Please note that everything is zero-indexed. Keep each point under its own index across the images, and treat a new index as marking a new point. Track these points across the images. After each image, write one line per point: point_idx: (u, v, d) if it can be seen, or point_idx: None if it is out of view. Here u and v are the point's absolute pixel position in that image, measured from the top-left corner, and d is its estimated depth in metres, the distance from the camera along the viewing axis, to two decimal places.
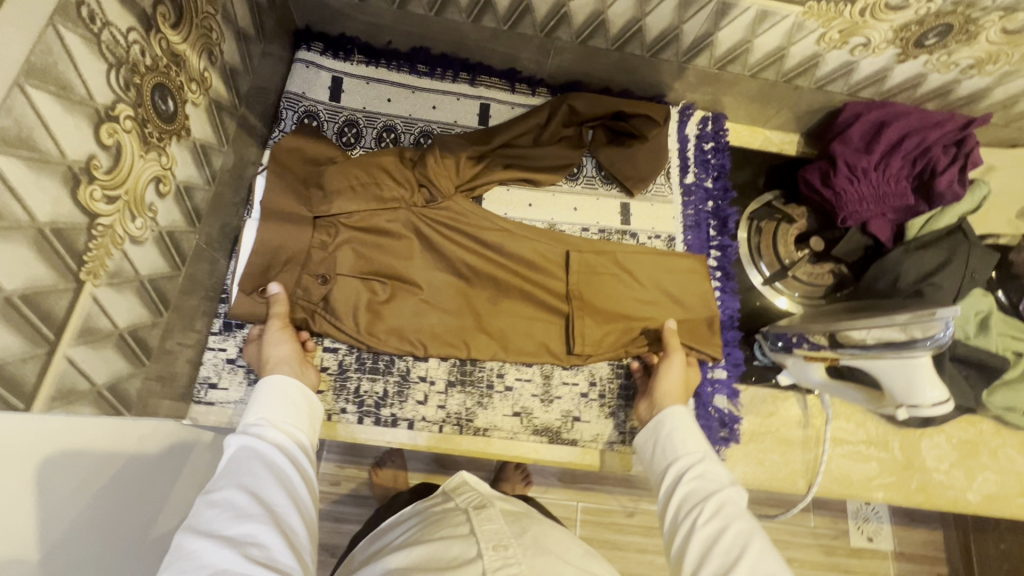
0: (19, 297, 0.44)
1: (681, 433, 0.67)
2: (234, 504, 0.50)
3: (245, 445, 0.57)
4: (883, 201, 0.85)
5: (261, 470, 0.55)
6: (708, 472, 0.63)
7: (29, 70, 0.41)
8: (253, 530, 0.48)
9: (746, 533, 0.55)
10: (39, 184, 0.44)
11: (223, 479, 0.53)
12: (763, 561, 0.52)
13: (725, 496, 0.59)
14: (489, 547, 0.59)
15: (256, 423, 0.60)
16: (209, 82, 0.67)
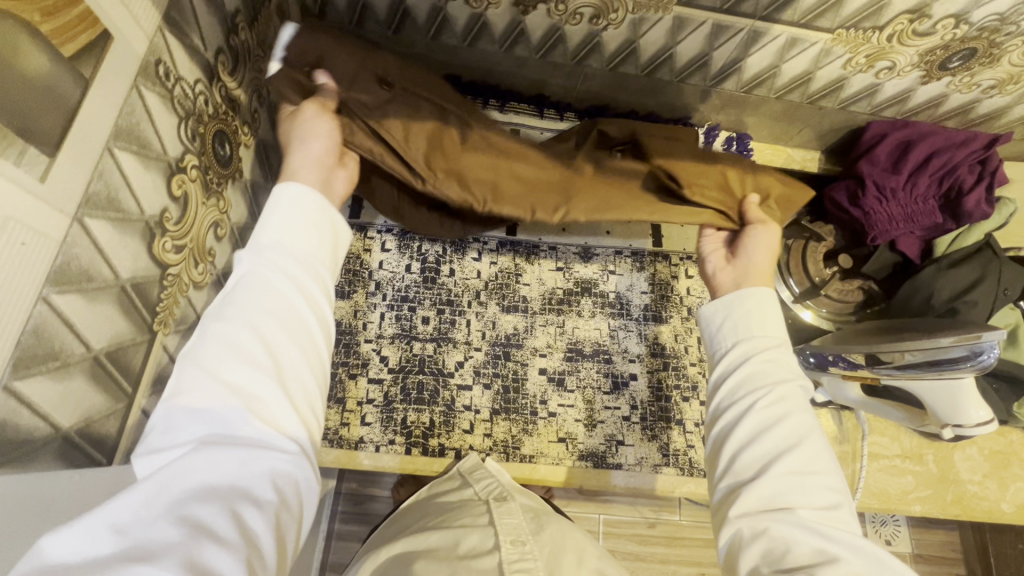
0: (105, 355, 0.44)
1: (762, 316, 0.60)
2: (237, 344, 0.42)
3: (251, 270, 0.46)
4: (911, 220, 0.87)
5: (265, 303, 0.45)
6: (778, 360, 0.58)
7: (117, 132, 0.42)
8: (264, 394, 0.42)
9: (802, 427, 0.53)
10: (123, 243, 0.44)
11: (229, 309, 0.44)
12: (806, 450, 0.51)
13: (789, 394, 0.55)
14: (507, 540, 0.55)
15: (248, 276, 0.45)
16: (257, 122, 0.68)
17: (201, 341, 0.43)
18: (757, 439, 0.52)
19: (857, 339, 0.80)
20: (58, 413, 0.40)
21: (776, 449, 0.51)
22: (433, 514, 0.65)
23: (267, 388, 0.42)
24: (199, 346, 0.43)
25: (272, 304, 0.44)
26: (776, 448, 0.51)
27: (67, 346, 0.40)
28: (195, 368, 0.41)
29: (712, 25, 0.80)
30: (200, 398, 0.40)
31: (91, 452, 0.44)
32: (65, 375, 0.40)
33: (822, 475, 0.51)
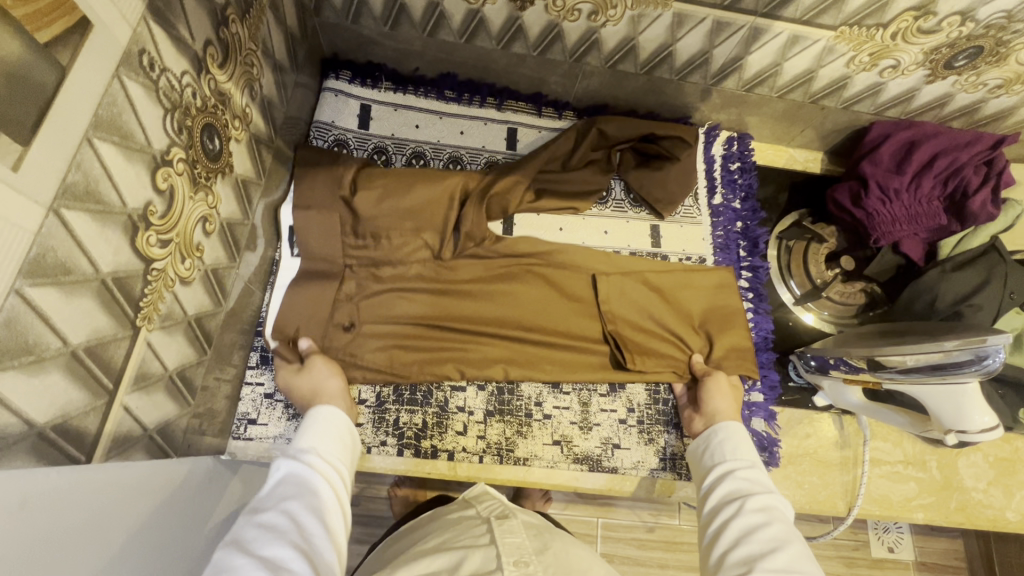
0: (84, 350, 0.43)
1: (740, 438, 0.66)
2: (271, 527, 0.47)
3: (291, 472, 0.54)
4: (916, 221, 0.85)
5: (299, 493, 0.51)
6: (757, 480, 0.60)
7: (97, 122, 0.41)
8: (291, 561, 0.44)
9: (789, 538, 0.52)
10: (103, 236, 0.43)
11: (270, 502, 0.50)
12: (800, 562, 0.49)
13: (779, 512, 0.56)
14: (510, 561, 0.53)
15: (302, 446, 0.58)
16: (249, 117, 0.67)
17: (243, 531, 0.47)
18: (747, 552, 0.51)
19: (859, 342, 0.79)
20: (33, 408, 0.39)
21: (769, 562, 0.49)
22: (435, 536, 0.63)
23: (295, 558, 0.44)
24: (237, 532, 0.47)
25: (324, 457, 0.57)
26: (763, 555, 0.50)
27: (42, 340, 0.39)
28: (228, 554, 0.44)
29: (713, 22, 0.78)
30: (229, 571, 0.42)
31: (69, 449, 0.43)
32: (40, 369, 0.39)
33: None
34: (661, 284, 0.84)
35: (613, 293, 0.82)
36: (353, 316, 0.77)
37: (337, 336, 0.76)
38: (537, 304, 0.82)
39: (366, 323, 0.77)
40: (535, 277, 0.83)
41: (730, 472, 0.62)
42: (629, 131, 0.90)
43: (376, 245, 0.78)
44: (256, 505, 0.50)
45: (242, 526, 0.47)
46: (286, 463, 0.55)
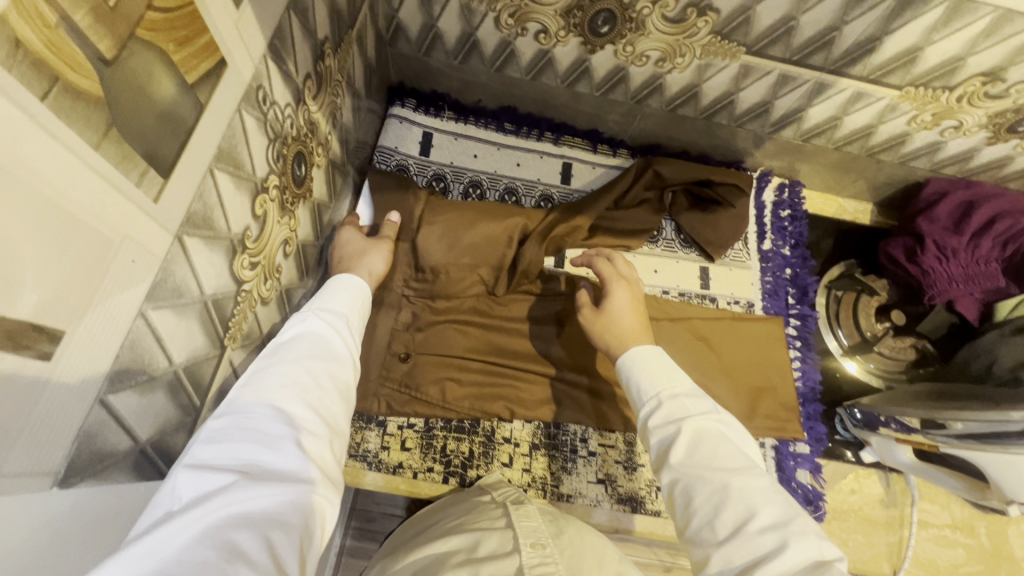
0: (183, 369, 0.44)
1: (653, 366, 0.60)
2: (291, 381, 0.44)
3: (310, 329, 0.51)
4: (973, 281, 0.84)
5: (318, 352, 0.49)
6: (674, 419, 0.54)
7: (219, 155, 0.43)
8: (306, 418, 0.43)
9: (729, 476, 0.47)
10: (210, 260, 0.45)
11: (290, 355, 0.47)
12: (747, 503, 0.45)
13: (710, 441, 0.51)
14: (527, 543, 0.53)
15: (323, 308, 0.54)
16: (329, 143, 0.70)
17: (263, 377, 0.44)
18: (697, 515, 0.47)
19: (914, 401, 0.78)
20: (139, 426, 0.40)
21: (735, 534, 0.44)
22: (455, 516, 0.64)
23: (309, 417, 0.43)
24: (257, 377, 0.44)
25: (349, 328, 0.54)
26: (713, 516, 0.46)
27: (154, 360, 0.40)
28: (242, 401, 0.42)
29: (779, 75, 0.80)
30: (245, 420, 0.40)
31: (160, 465, 0.44)
32: (149, 389, 0.40)
33: (782, 524, 0.44)
34: (709, 334, 0.85)
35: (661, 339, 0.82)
36: (408, 347, 0.79)
37: (395, 367, 0.78)
38: (586, 348, 0.82)
39: (420, 355, 0.79)
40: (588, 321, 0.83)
41: (648, 425, 0.56)
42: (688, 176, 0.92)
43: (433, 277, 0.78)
44: (275, 351, 0.47)
45: (260, 373, 0.45)
46: (313, 320, 0.52)
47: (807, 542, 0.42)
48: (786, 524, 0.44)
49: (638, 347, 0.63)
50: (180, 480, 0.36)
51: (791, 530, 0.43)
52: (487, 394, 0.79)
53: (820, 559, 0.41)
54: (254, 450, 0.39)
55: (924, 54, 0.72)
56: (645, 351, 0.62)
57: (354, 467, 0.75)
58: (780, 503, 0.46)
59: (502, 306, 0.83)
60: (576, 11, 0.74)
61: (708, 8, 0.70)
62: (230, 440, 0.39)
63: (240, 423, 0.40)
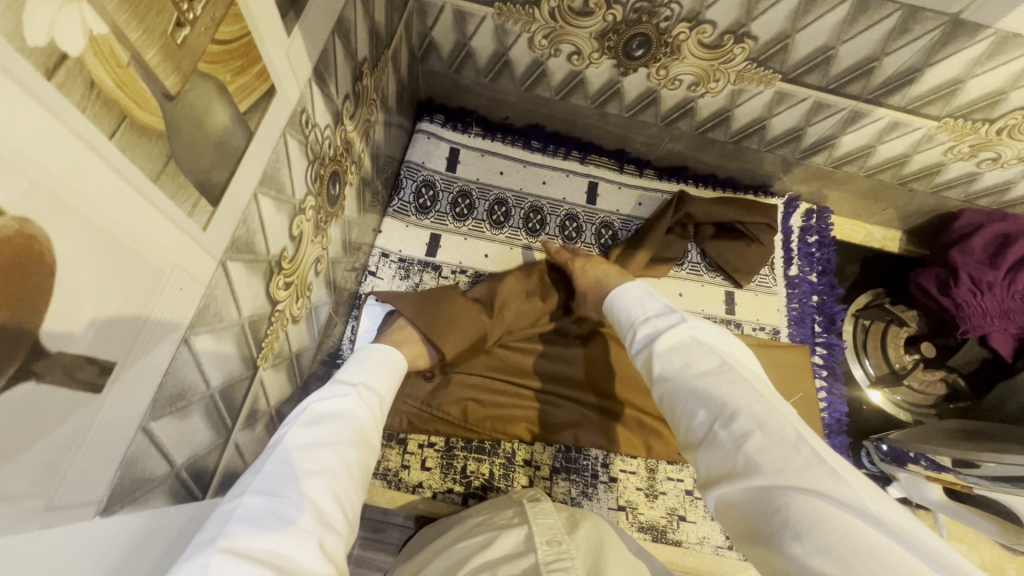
0: (218, 391, 0.44)
1: (632, 298, 0.59)
2: (326, 467, 0.43)
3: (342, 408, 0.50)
4: (1008, 316, 0.82)
5: (350, 435, 0.48)
6: (649, 337, 0.52)
7: (263, 180, 0.43)
8: (333, 513, 0.41)
9: (705, 380, 0.45)
10: (250, 283, 0.45)
11: (323, 435, 0.46)
12: (720, 397, 0.43)
13: (687, 349, 0.48)
14: (543, 540, 0.53)
15: (354, 383, 0.55)
16: (362, 161, 0.70)
17: (296, 455, 0.43)
18: (683, 421, 0.45)
19: (944, 439, 0.76)
20: (175, 451, 0.40)
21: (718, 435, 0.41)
22: (473, 517, 0.64)
23: (336, 513, 0.41)
24: (290, 454, 0.43)
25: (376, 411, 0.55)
26: (693, 418, 0.44)
27: (194, 383, 0.40)
28: (278, 479, 0.40)
29: (813, 103, 0.79)
30: (284, 502, 0.38)
31: (193, 487, 0.44)
32: (186, 414, 0.40)
33: (759, 412, 0.41)
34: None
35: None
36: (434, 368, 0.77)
37: (418, 386, 0.77)
38: (608, 372, 0.81)
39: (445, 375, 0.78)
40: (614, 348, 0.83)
41: (633, 354, 0.54)
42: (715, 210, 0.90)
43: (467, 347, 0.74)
44: (311, 428, 0.46)
45: (294, 450, 0.44)
46: (350, 397, 0.52)
47: (782, 424, 0.39)
48: (762, 409, 0.41)
49: (619, 287, 0.63)
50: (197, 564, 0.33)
51: (763, 413, 0.41)
52: (510, 416, 0.78)
53: (799, 437, 0.38)
54: (279, 538, 0.36)
55: (965, 87, 0.71)
56: (626, 287, 0.62)
57: (374, 485, 0.75)
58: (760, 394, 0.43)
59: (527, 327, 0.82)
60: (611, 34, 0.74)
61: (746, 35, 0.70)
62: (268, 520, 0.37)
63: (278, 506, 0.38)
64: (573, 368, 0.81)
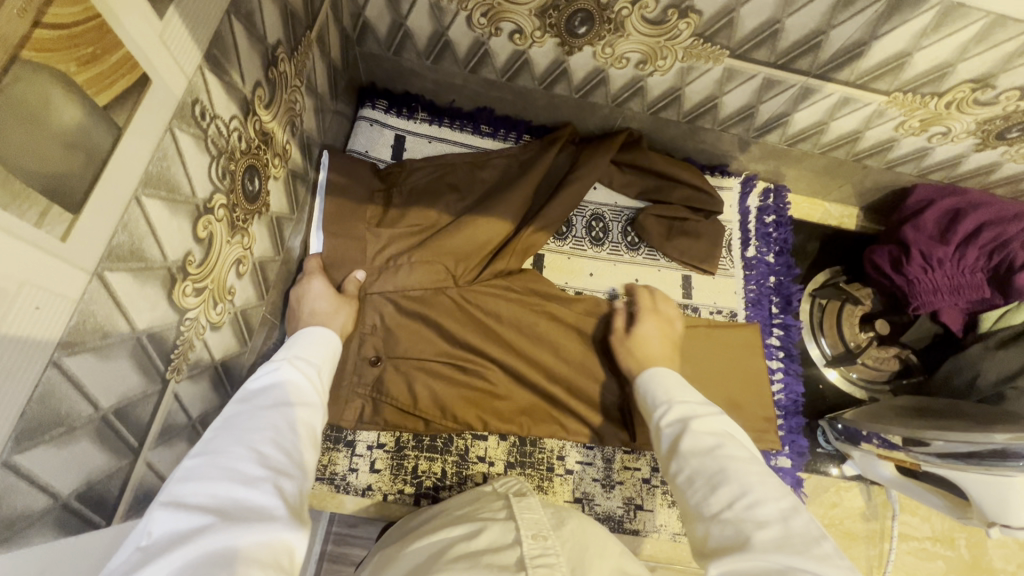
0: (113, 413, 0.41)
1: (666, 381, 0.59)
2: (271, 421, 0.42)
3: (284, 373, 0.48)
4: (958, 292, 0.83)
5: (295, 395, 0.47)
6: (678, 416, 0.52)
7: (146, 180, 0.39)
8: (285, 460, 0.41)
9: (734, 462, 0.45)
10: (142, 293, 0.41)
11: (268, 397, 0.45)
12: (746, 488, 0.43)
13: (721, 434, 0.49)
14: (528, 534, 0.50)
15: (295, 354, 0.53)
16: (289, 153, 0.66)
17: (241, 416, 0.43)
18: (694, 502, 0.45)
19: (895, 417, 0.76)
20: (58, 481, 0.37)
21: (736, 512, 0.42)
22: (456, 508, 0.62)
23: (288, 459, 0.41)
24: (233, 417, 0.43)
25: (322, 372, 0.52)
26: (711, 498, 0.44)
27: (74, 408, 0.36)
28: (217, 437, 0.40)
29: (764, 79, 0.76)
30: (220, 454, 0.38)
31: (92, 516, 0.41)
32: (69, 440, 0.37)
33: (791, 512, 0.41)
34: (682, 344, 0.82)
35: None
36: (379, 351, 0.75)
37: (365, 372, 0.74)
38: (561, 357, 0.79)
39: (391, 361, 0.75)
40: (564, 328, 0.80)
41: (658, 425, 0.54)
42: (665, 169, 0.91)
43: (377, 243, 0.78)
44: (248, 395, 0.45)
45: (237, 412, 0.43)
46: (286, 364, 0.50)
47: (805, 520, 0.40)
48: (793, 508, 0.42)
49: (654, 368, 0.62)
50: (154, 518, 0.34)
51: (793, 510, 0.41)
52: (461, 398, 0.76)
53: (821, 535, 0.39)
54: (230, 488, 0.36)
55: (912, 60, 0.69)
56: (659, 370, 0.61)
57: (321, 491, 0.73)
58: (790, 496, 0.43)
59: (476, 301, 0.79)
60: (552, 11, 0.71)
61: (689, 10, 0.67)
62: (207, 472, 0.37)
63: (217, 459, 0.38)
64: (521, 348, 0.78)
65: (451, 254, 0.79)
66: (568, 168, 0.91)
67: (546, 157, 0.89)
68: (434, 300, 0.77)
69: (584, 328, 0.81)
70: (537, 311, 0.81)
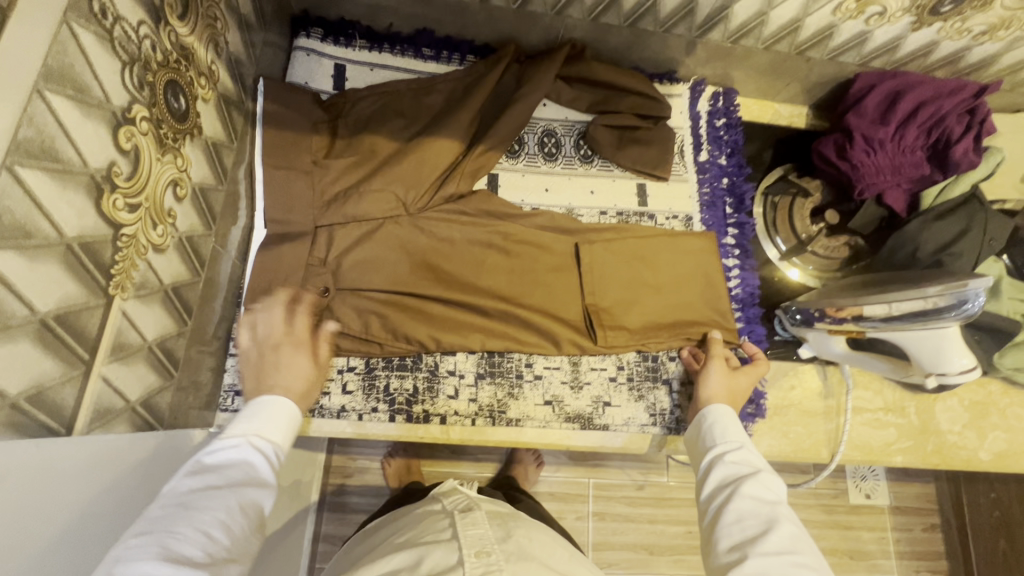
0: (53, 318, 0.41)
1: (726, 423, 0.68)
2: (218, 509, 0.46)
3: (240, 451, 0.51)
4: (899, 171, 0.85)
5: (245, 476, 0.50)
6: (747, 462, 0.62)
7: (47, 74, 0.38)
8: (223, 551, 0.45)
9: (784, 519, 0.55)
10: (64, 198, 0.41)
11: (219, 478, 0.49)
12: (790, 541, 0.53)
13: (770, 492, 0.58)
14: (471, 553, 0.54)
15: (261, 422, 0.55)
16: (216, 75, 0.64)
17: (190, 497, 0.46)
18: (730, 534, 0.55)
19: (844, 293, 0.80)
20: (4, 379, 0.37)
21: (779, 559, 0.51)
22: (404, 532, 0.64)
23: (226, 551, 0.45)
24: (187, 496, 0.46)
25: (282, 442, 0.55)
26: (757, 536, 0.54)
27: (8, 306, 0.37)
28: (167, 517, 0.44)
29: None
30: (171, 539, 0.43)
31: (46, 420, 0.42)
32: (6, 339, 0.37)
33: None
34: (644, 251, 0.84)
35: (593, 261, 0.82)
36: (328, 283, 0.76)
37: (306, 295, 0.75)
38: (517, 274, 0.81)
39: (339, 292, 0.76)
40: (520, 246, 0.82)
41: (720, 456, 0.64)
42: (611, 78, 0.91)
43: (328, 170, 0.77)
44: (203, 470, 0.49)
45: (188, 491, 0.47)
46: (247, 440, 0.52)
47: None
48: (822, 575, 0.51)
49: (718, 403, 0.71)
50: None
51: None
52: (417, 322, 0.77)
53: None
54: None
55: None
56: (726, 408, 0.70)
57: None
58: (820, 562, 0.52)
59: (432, 227, 0.80)
60: None
61: None
62: (155, 556, 0.41)
63: (166, 540, 0.43)
64: (473, 272, 0.80)
65: (403, 181, 0.78)
66: (514, 87, 0.90)
67: (490, 74, 0.87)
68: (385, 230, 0.78)
69: (537, 243, 0.82)
70: (492, 231, 0.81)
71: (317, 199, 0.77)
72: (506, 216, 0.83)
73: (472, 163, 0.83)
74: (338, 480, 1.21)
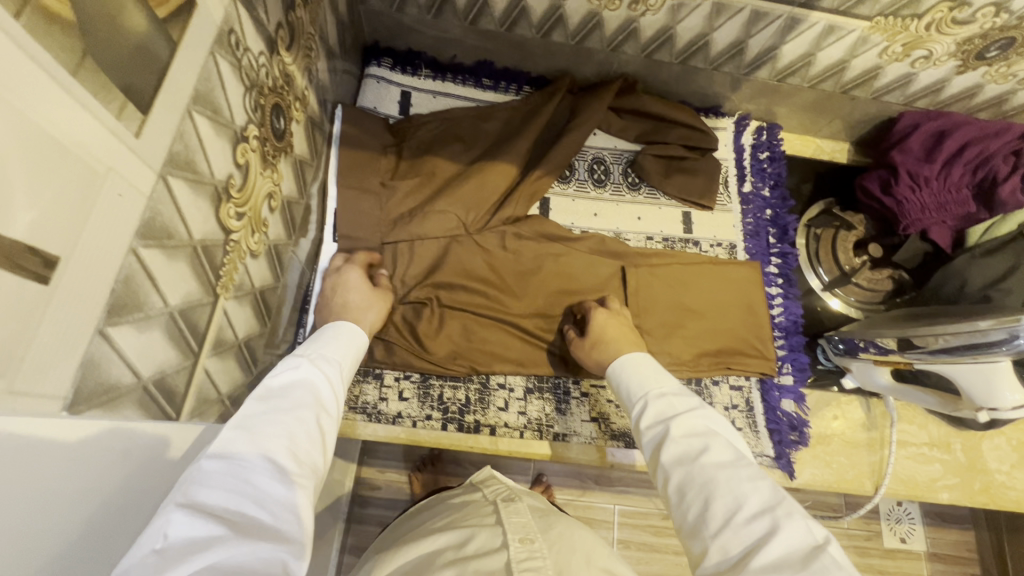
0: (178, 312, 0.46)
1: (640, 375, 0.64)
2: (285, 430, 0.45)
3: (300, 379, 0.51)
4: (944, 209, 0.87)
5: (310, 400, 0.50)
6: (664, 416, 0.56)
7: (195, 96, 0.44)
8: (293, 468, 0.44)
9: (716, 467, 0.49)
10: (196, 203, 0.46)
11: (286, 400, 0.48)
12: (732, 491, 0.47)
13: (699, 436, 0.53)
14: (516, 538, 0.54)
15: (317, 355, 0.57)
16: (307, 98, 0.70)
17: (256, 419, 0.45)
18: (685, 514, 0.49)
19: (889, 324, 0.82)
20: (140, 362, 0.42)
21: (732, 521, 0.45)
22: (443, 516, 0.65)
23: (296, 467, 0.44)
24: (251, 417, 0.45)
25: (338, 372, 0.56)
26: (703, 506, 0.48)
27: (149, 298, 0.41)
28: (235, 442, 0.43)
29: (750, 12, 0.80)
30: (239, 466, 0.41)
31: (164, 405, 0.46)
32: (146, 327, 0.42)
33: (790, 508, 0.45)
34: (690, 278, 0.87)
35: (641, 285, 0.85)
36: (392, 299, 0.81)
37: None
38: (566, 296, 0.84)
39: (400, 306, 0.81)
40: (571, 269, 0.85)
41: (640, 425, 0.58)
42: (661, 110, 0.95)
43: (396, 189, 0.82)
44: (269, 395, 0.48)
45: (252, 412, 0.46)
46: (305, 366, 0.53)
47: (804, 524, 0.44)
48: (776, 504, 0.46)
49: (624, 359, 0.67)
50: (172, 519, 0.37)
51: (788, 515, 0.44)
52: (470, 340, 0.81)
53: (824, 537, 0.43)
54: (245, 502, 0.40)
55: None
56: (633, 360, 0.66)
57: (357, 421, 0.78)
58: (773, 488, 0.47)
59: (488, 246, 0.84)
60: None
61: None
62: (225, 483, 0.40)
63: (240, 464, 0.41)
64: (524, 291, 0.84)
65: (465, 203, 0.83)
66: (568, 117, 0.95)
67: (547, 105, 0.92)
68: (445, 248, 0.83)
69: (587, 264, 0.85)
70: (545, 251, 0.85)
71: (383, 216, 0.82)
72: (558, 239, 0.87)
73: (528, 186, 0.87)
74: (370, 493, 1.22)
